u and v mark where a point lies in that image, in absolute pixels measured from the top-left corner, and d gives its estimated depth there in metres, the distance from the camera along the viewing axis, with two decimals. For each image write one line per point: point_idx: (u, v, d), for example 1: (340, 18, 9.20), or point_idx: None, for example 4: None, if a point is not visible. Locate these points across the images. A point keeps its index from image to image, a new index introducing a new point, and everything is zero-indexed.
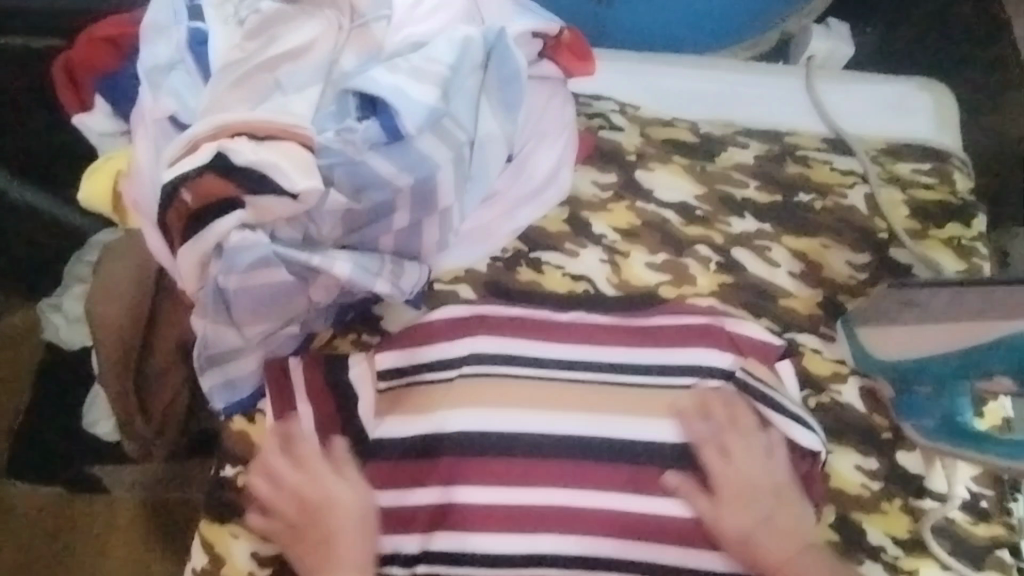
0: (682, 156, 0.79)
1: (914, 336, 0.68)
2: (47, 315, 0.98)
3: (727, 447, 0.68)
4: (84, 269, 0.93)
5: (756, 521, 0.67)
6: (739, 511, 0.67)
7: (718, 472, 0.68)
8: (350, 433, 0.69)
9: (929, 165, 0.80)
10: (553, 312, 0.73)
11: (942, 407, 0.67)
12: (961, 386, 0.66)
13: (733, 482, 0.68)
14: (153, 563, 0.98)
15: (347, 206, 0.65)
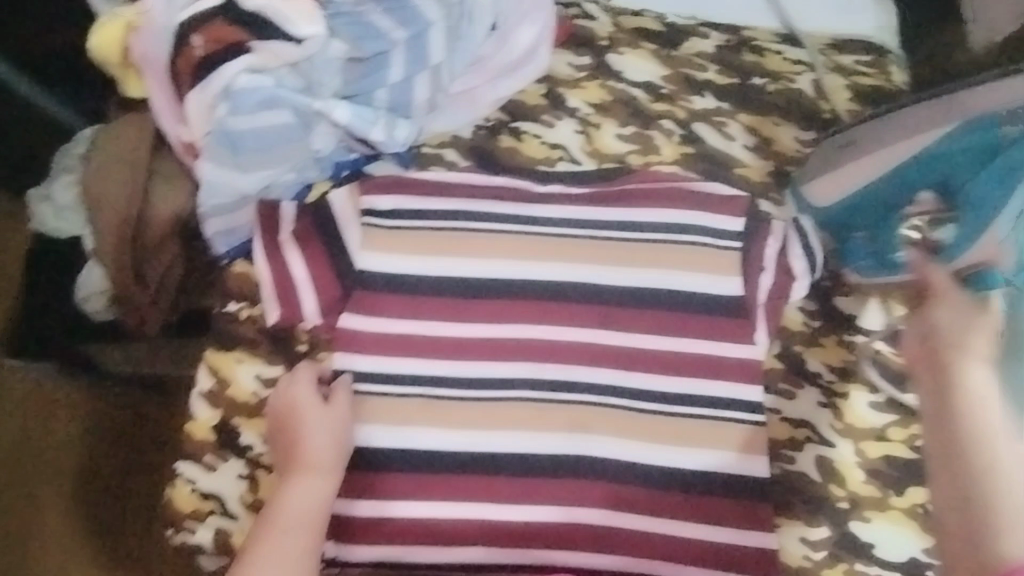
0: (650, 43, 0.87)
1: (846, 174, 0.76)
2: (33, 204, 0.95)
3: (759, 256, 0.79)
4: (71, 160, 0.93)
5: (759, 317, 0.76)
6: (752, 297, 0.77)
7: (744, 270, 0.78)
8: (340, 266, 0.76)
9: (868, 58, 0.89)
10: (532, 183, 0.80)
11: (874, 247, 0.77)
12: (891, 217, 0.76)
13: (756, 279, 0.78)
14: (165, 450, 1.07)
15: (348, 55, 0.71)
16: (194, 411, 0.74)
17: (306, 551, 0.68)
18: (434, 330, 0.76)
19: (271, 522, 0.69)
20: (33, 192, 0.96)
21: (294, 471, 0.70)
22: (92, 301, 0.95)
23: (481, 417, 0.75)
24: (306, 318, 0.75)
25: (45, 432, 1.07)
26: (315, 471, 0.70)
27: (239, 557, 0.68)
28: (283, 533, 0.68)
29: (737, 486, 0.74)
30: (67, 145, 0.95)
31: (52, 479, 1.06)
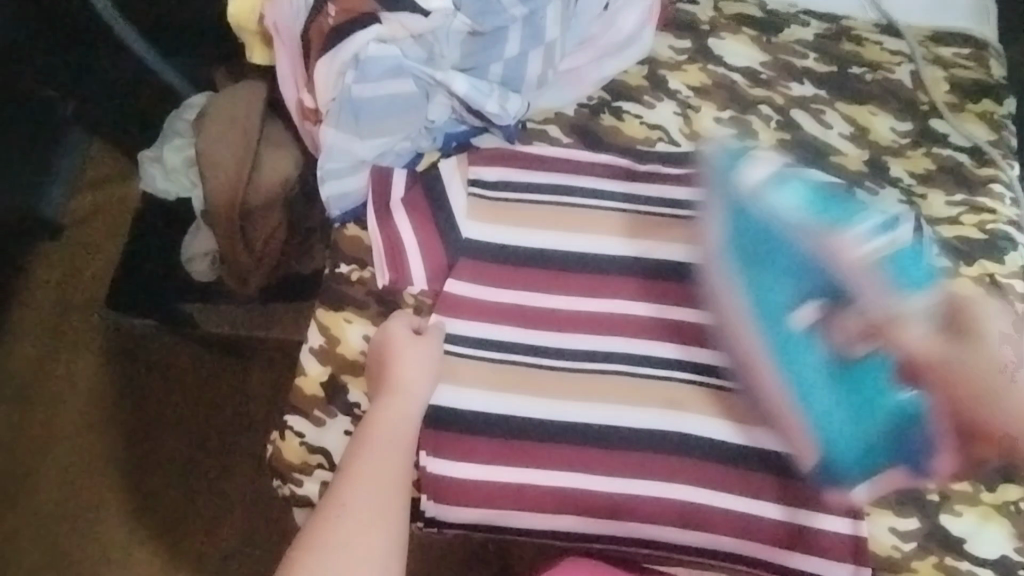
0: (750, 29, 0.88)
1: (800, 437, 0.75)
2: (145, 166, 1.06)
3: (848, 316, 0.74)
4: (182, 125, 1.04)
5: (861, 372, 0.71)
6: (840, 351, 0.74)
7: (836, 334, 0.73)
8: (446, 234, 0.79)
9: (968, 51, 0.89)
10: (633, 161, 0.82)
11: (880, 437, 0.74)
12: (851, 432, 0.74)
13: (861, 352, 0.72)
14: (264, 396, 1.21)
15: (469, 29, 0.75)
16: (305, 366, 0.77)
17: (395, 470, 0.71)
18: (534, 301, 0.79)
19: (364, 441, 0.71)
20: (145, 155, 1.06)
21: (384, 394, 0.73)
22: (197, 261, 1.04)
23: (578, 388, 0.77)
24: (413, 282, 0.78)
25: (157, 373, 1.22)
26: (403, 395, 0.73)
27: (334, 478, 0.71)
28: (373, 451, 0.71)
29: (834, 472, 0.74)
30: (176, 111, 1.06)
31: (162, 416, 1.21)
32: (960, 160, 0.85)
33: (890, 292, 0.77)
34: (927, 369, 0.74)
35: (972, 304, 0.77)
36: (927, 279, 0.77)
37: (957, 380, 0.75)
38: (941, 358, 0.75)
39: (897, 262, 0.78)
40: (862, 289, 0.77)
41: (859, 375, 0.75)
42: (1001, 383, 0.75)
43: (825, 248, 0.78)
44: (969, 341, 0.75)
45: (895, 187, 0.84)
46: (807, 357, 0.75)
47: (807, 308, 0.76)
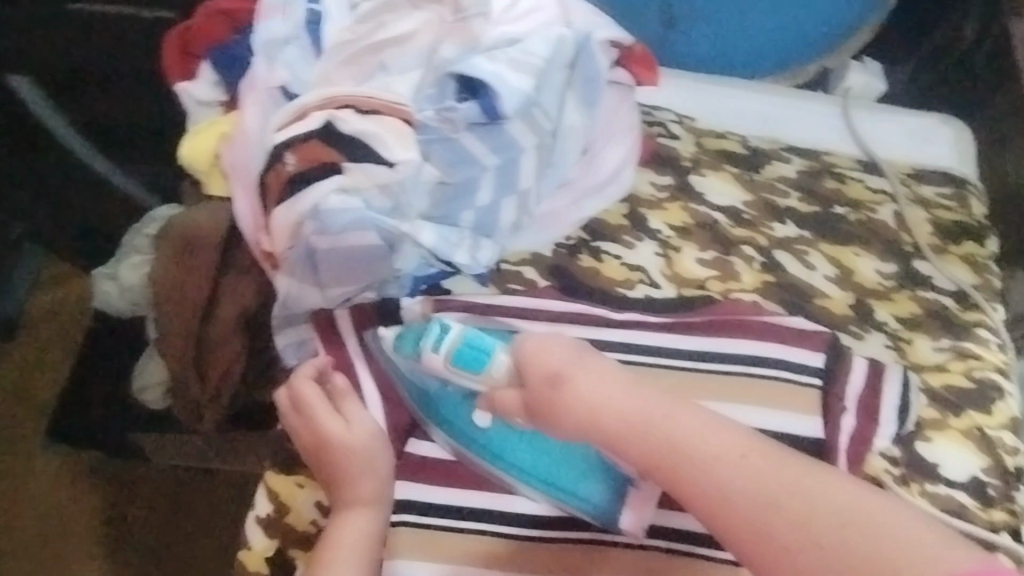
0: (731, 165, 0.86)
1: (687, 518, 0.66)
2: (100, 283, 0.98)
3: (584, 376, 0.55)
4: (143, 241, 0.97)
5: (624, 403, 0.53)
6: (609, 394, 0.54)
7: (583, 408, 0.54)
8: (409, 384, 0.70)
9: (949, 190, 0.87)
10: (610, 311, 0.76)
11: (580, 483, 0.67)
12: (539, 473, 0.67)
13: (608, 418, 0.53)
14: (215, 532, 1.05)
15: (438, 179, 0.69)
16: (249, 538, 0.69)
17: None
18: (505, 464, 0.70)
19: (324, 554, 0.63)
20: (98, 271, 0.99)
21: (343, 502, 0.66)
22: (148, 391, 0.97)
23: (547, 560, 0.66)
24: (372, 441, 0.69)
25: (90, 502, 1.06)
26: (364, 502, 0.66)
27: None
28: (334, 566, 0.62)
29: None
30: (140, 224, 0.99)
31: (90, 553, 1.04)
32: (945, 304, 0.82)
33: (470, 380, 0.63)
34: (569, 420, 0.54)
35: (550, 344, 0.56)
36: (486, 360, 0.61)
37: (656, 439, 0.52)
38: (648, 419, 0.52)
39: (462, 353, 0.63)
40: (465, 384, 0.64)
41: (498, 443, 0.68)
42: (695, 432, 0.52)
43: (429, 377, 0.66)
44: (597, 373, 0.55)
45: (880, 332, 0.80)
46: (469, 431, 0.68)
47: (559, 350, 0.56)
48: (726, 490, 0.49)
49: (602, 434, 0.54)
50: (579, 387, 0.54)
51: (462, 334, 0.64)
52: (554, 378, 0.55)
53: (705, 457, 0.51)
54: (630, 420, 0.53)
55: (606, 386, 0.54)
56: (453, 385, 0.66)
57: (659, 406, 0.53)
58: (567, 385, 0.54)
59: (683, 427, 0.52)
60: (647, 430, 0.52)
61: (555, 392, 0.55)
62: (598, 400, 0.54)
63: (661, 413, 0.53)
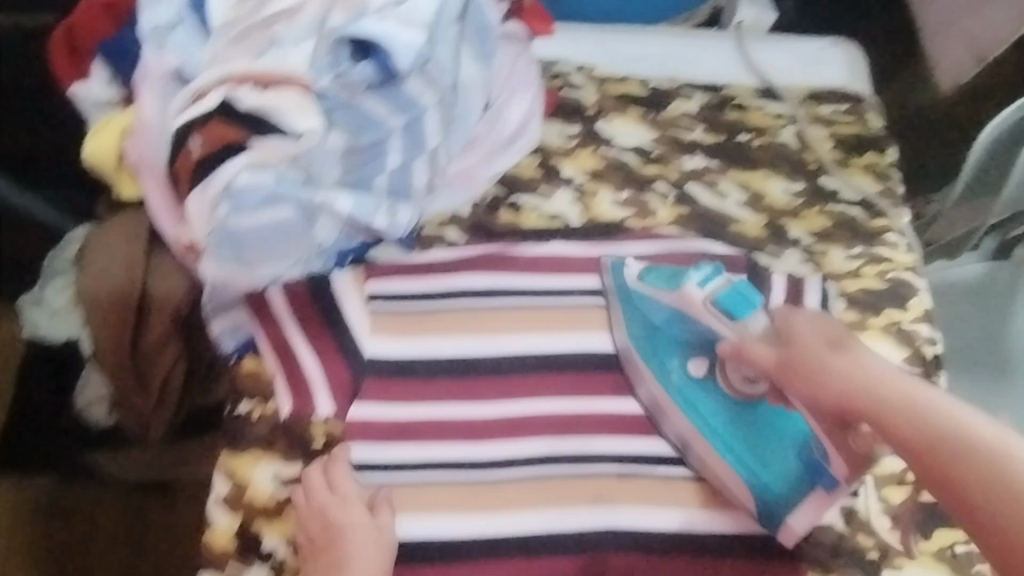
0: (635, 108, 0.89)
1: (812, 509, 0.71)
2: (26, 311, 0.98)
3: (834, 358, 0.66)
4: (63, 263, 0.97)
5: (868, 377, 0.63)
6: (859, 372, 0.64)
7: (828, 381, 0.65)
8: (346, 347, 0.76)
9: (846, 106, 0.91)
10: (530, 244, 0.82)
11: (785, 458, 0.72)
12: (752, 433, 0.74)
13: (854, 392, 0.63)
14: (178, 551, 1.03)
15: (347, 145, 0.72)
16: (213, 519, 0.71)
17: None
18: (450, 410, 0.75)
19: None
20: (27, 297, 0.99)
21: None
22: (93, 408, 0.96)
23: (504, 497, 0.72)
24: (317, 408, 0.73)
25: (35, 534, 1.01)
26: None
27: None
28: None
29: (762, 544, 0.73)
30: (57, 248, 1.00)
31: None
32: (853, 214, 0.85)
33: (724, 324, 0.73)
34: (823, 382, 0.65)
35: (803, 319, 0.69)
36: (750, 312, 0.72)
37: (887, 402, 0.62)
38: (910, 396, 0.62)
39: (726, 298, 0.73)
40: (711, 326, 0.74)
41: (689, 395, 0.76)
42: (948, 408, 0.60)
43: (683, 310, 0.75)
44: (852, 354, 0.66)
45: (794, 249, 0.84)
46: (679, 377, 0.76)
47: (815, 327, 0.68)
48: (948, 457, 0.58)
49: (855, 401, 0.63)
50: (829, 357, 0.66)
51: (716, 291, 0.73)
52: (823, 342, 0.67)
53: (940, 428, 0.59)
54: (874, 392, 0.63)
55: (859, 365, 0.64)
56: (704, 325, 0.74)
57: (912, 387, 0.62)
58: (820, 357, 0.66)
59: (944, 407, 0.60)
60: (905, 405, 0.61)
61: (811, 354, 0.67)
62: (851, 367, 0.64)
63: (901, 395, 0.62)
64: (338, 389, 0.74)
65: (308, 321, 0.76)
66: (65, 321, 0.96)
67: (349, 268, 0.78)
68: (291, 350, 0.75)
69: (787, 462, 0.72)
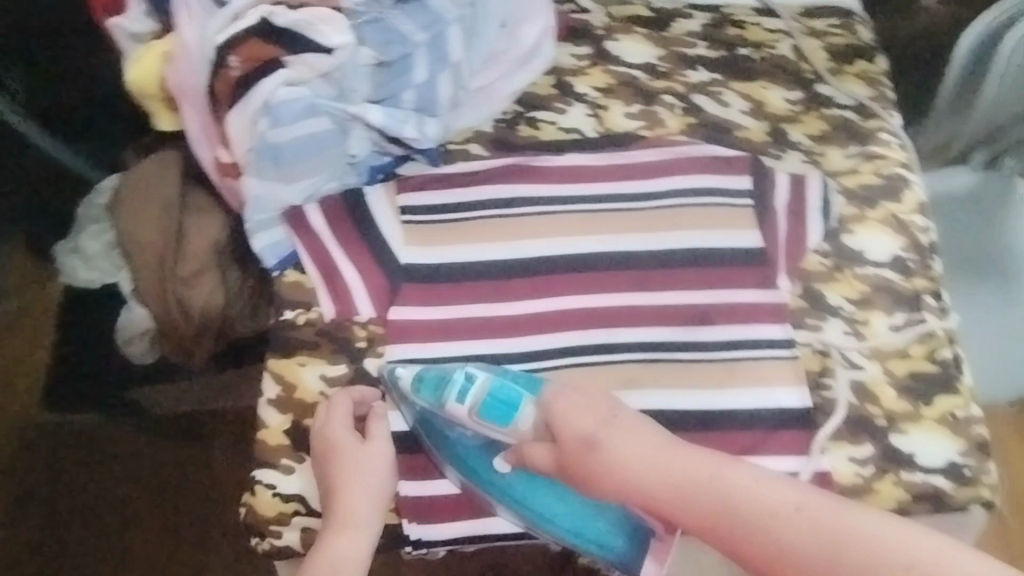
0: (642, 28, 0.93)
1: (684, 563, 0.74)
2: (65, 258, 1.00)
3: (614, 440, 0.67)
4: (97, 210, 0.99)
5: (648, 459, 0.66)
6: (630, 462, 0.66)
7: (607, 476, 0.66)
8: (383, 256, 0.80)
9: (837, 21, 0.95)
10: (547, 157, 0.86)
11: (580, 538, 0.71)
12: (560, 520, 0.71)
13: (635, 480, 0.66)
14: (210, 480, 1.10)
15: (375, 61, 0.76)
16: (265, 418, 0.75)
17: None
18: (483, 311, 0.79)
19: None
20: (62, 246, 1.01)
21: (337, 526, 0.69)
22: (135, 343, 1.00)
23: None
24: (360, 312, 0.78)
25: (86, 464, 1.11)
26: (355, 526, 0.69)
27: None
28: None
29: (788, 419, 0.77)
30: (90, 197, 1.02)
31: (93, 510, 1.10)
32: (848, 116, 0.91)
33: (496, 431, 0.71)
34: (601, 476, 0.66)
35: (566, 407, 0.69)
36: (515, 414, 0.70)
37: (705, 503, 0.63)
38: (687, 474, 0.65)
39: (488, 407, 0.71)
40: (490, 433, 0.72)
41: (526, 499, 0.71)
42: (732, 479, 0.64)
43: (455, 427, 0.72)
44: (618, 443, 0.67)
45: (796, 151, 0.89)
46: (490, 478, 0.72)
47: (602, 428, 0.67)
48: (776, 545, 0.60)
49: (630, 492, 0.66)
50: (597, 455, 0.67)
51: (483, 389, 0.71)
52: (587, 439, 0.67)
53: (742, 510, 0.62)
54: (659, 482, 0.65)
55: (637, 450, 0.67)
56: (477, 433, 0.72)
57: (674, 461, 0.66)
58: (595, 448, 0.67)
59: (731, 478, 0.64)
60: (684, 483, 0.64)
61: (592, 453, 0.67)
62: (620, 461, 0.66)
63: (681, 474, 0.65)
64: (376, 294, 0.79)
65: (345, 233, 0.81)
66: (100, 265, 0.99)
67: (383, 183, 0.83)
68: (330, 262, 0.79)
69: (608, 540, 0.71)
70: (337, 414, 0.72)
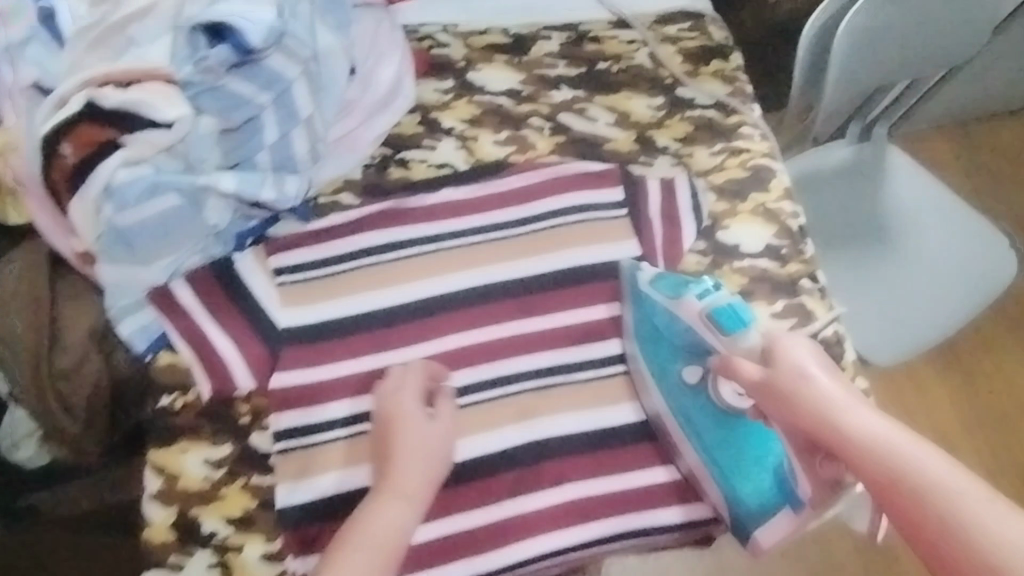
0: (501, 54, 0.93)
1: (773, 529, 0.74)
2: None
3: (820, 377, 0.67)
4: None
5: (851, 411, 0.65)
6: (826, 407, 0.66)
7: (802, 410, 0.67)
8: (261, 322, 0.79)
9: (689, 24, 0.97)
10: (420, 197, 0.86)
11: (739, 477, 0.75)
12: (721, 446, 0.76)
13: (873, 440, 0.63)
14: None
15: (217, 128, 0.74)
16: (148, 515, 0.71)
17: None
18: (375, 362, 0.78)
19: (342, 544, 0.66)
20: None
21: (382, 495, 0.69)
22: (21, 447, 0.94)
23: None
24: (237, 387, 0.76)
25: None
26: (408, 499, 0.69)
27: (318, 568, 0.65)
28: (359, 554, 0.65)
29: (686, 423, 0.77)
30: None
31: None
32: (710, 115, 0.93)
33: (716, 337, 0.76)
34: (796, 404, 0.67)
35: (786, 343, 0.70)
36: (742, 330, 0.75)
37: (882, 465, 0.61)
38: (873, 438, 0.63)
39: (721, 316, 0.76)
40: (707, 341, 0.78)
41: (687, 407, 0.78)
42: (927, 453, 0.61)
43: (682, 321, 0.79)
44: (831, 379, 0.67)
45: (665, 155, 0.91)
46: (673, 379, 0.78)
47: (779, 373, 0.69)
48: (939, 522, 0.57)
49: (823, 428, 0.66)
50: (800, 383, 0.67)
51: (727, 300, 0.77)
52: (796, 370, 0.68)
53: (919, 482, 0.59)
54: (835, 431, 0.65)
55: (826, 403, 0.66)
56: (698, 334, 0.78)
57: (876, 421, 0.64)
58: (807, 377, 0.67)
59: (916, 456, 0.61)
60: (878, 441, 0.62)
61: (782, 382, 0.68)
62: (819, 397, 0.66)
63: (863, 434, 0.63)
64: (255, 364, 0.77)
65: (218, 306, 0.78)
66: None
67: (249, 248, 0.81)
68: (201, 338, 0.77)
69: (744, 488, 0.75)
70: (409, 415, 0.73)
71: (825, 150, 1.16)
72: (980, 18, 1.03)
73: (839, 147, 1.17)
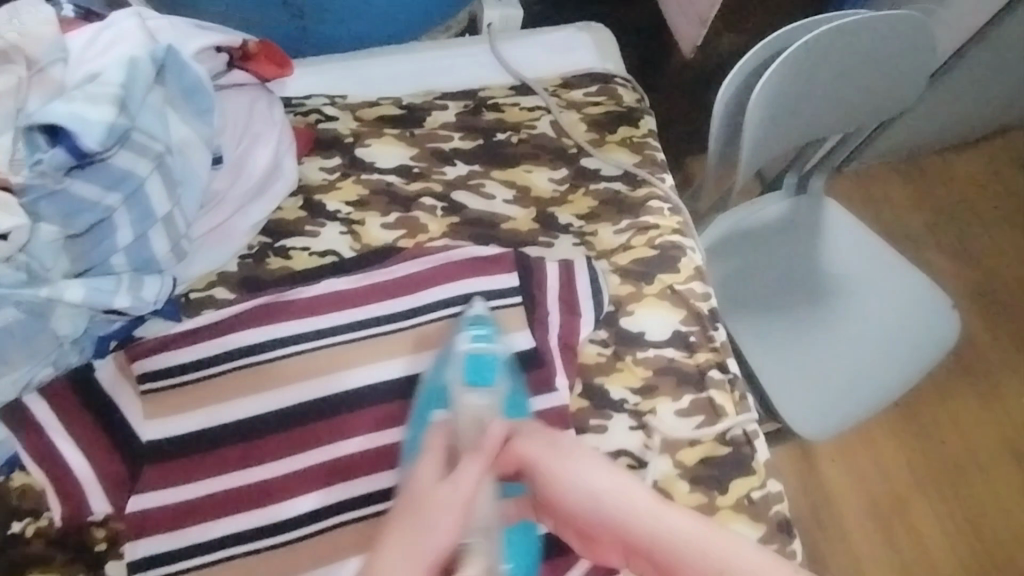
0: (392, 128, 0.88)
1: None
2: None
3: (584, 467, 0.62)
4: None
5: (608, 490, 0.61)
6: (585, 493, 0.61)
7: (564, 498, 0.62)
8: (123, 437, 0.74)
9: (595, 88, 0.93)
10: (299, 289, 0.80)
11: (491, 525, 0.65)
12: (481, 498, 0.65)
13: (619, 521, 0.60)
14: None
15: (61, 235, 0.69)
16: None
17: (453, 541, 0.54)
18: (247, 476, 0.73)
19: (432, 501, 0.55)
20: None
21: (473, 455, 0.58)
22: None
23: (306, 556, 0.72)
24: (94, 511, 0.71)
25: None
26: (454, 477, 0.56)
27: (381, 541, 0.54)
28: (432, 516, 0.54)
29: None
30: None
31: None
32: (616, 189, 0.87)
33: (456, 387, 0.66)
34: (555, 484, 0.62)
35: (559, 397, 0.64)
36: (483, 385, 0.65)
37: (662, 551, 0.58)
38: (637, 519, 0.60)
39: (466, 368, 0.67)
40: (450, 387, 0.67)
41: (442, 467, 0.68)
42: (693, 528, 0.58)
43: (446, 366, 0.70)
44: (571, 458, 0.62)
45: (567, 234, 0.85)
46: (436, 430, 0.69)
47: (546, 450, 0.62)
48: None
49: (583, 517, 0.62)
50: (554, 461, 0.62)
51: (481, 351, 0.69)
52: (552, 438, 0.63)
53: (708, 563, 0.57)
54: (594, 515, 0.61)
55: (591, 483, 0.61)
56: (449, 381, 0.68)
57: (629, 499, 0.60)
58: (567, 458, 0.62)
59: (674, 528, 0.59)
60: (644, 528, 0.59)
61: (546, 452, 0.62)
62: (564, 481, 0.61)
63: (618, 513, 0.60)
64: (115, 482, 0.72)
65: (75, 420, 0.73)
66: None
67: (113, 354, 0.76)
68: (55, 458, 0.71)
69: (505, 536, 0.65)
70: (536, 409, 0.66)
71: (759, 206, 1.10)
72: (908, 69, 0.97)
73: (773, 202, 1.11)
